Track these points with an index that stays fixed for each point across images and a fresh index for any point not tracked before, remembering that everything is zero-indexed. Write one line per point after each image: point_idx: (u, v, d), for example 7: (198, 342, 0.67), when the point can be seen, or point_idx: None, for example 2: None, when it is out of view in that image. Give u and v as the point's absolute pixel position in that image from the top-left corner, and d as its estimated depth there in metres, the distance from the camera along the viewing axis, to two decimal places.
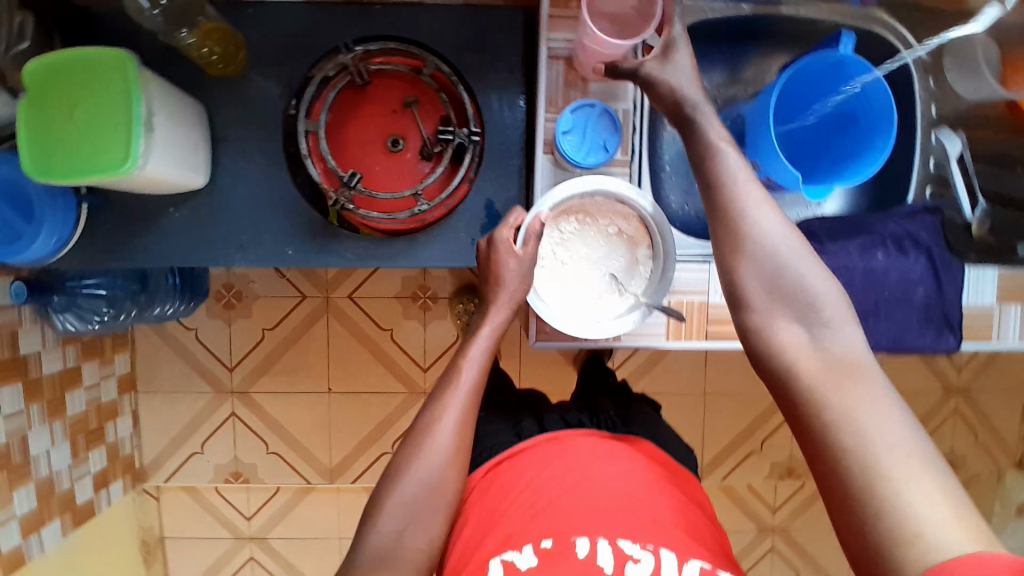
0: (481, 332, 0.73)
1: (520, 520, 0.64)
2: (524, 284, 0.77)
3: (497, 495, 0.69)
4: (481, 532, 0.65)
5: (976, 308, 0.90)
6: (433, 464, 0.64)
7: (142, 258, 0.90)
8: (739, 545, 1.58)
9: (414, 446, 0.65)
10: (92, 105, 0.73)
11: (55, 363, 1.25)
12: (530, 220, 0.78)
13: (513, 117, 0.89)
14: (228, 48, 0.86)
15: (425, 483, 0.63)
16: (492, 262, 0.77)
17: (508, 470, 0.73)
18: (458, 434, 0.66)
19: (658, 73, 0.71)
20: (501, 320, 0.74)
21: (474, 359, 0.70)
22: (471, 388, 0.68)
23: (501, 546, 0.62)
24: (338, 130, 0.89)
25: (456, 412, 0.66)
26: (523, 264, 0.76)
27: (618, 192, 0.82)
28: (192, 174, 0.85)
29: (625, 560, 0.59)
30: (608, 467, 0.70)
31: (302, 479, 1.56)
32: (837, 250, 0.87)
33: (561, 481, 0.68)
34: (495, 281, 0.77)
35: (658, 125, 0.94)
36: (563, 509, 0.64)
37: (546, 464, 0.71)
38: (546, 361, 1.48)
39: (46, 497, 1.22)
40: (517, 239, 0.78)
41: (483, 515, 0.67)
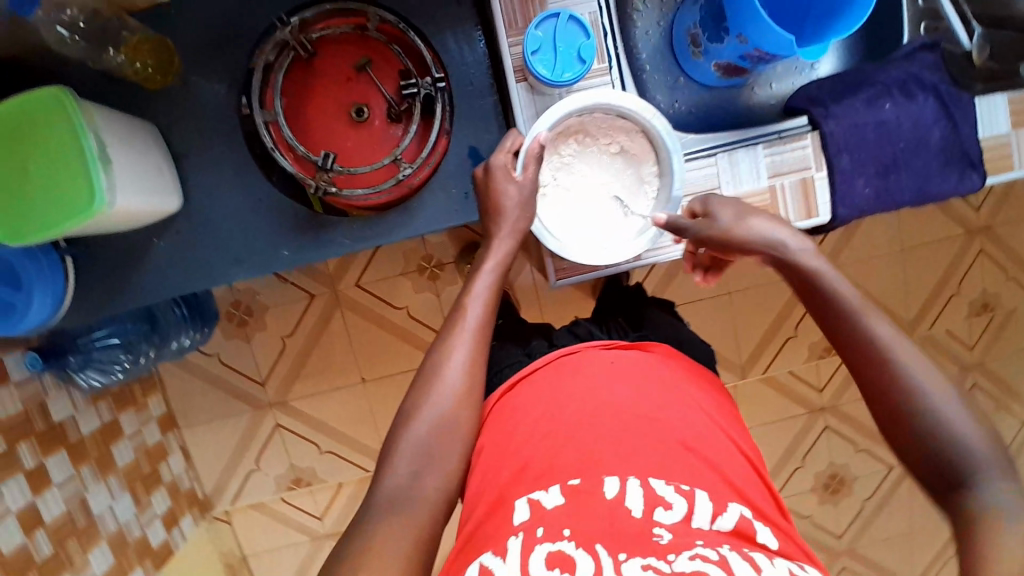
0: (485, 267, 0.74)
1: (544, 453, 0.63)
2: (523, 211, 0.75)
3: (516, 422, 0.68)
4: (498, 465, 0.65)
5: (992, 141, 0.84)
6: (445, 400, 0.66)
7: (140, 296, 0.87)
8: (796, 430, 1.59)
9: (427, 383, 0.67)
10: (38, 151, 0.68)
11: (93, 420, 1.25)
12: (528, 143, 0.76)
13: (474, 55, 0.84)
14: (160, 57, 0.81)
15: (436, 418, 0.65)
16: (491, 190, 0.76)
17: (525, 394, 0.71)
18: (469, 369, 0.68)
19: (704, 216, 0.74)
20: (503, 252, 0.74)
21: (478, 295, 0.72)
22: (477, 327, 0.70)
23: (525, 484, 0.61)
24: (297, 114, 0.85)
25: (466, 347, 0.69)
26: (524, 189, 0.75)
27: (617, 105, 0.77)
28: (164, 199, 0.81)
29: (657, 505, 0.58)
30: (634, 388, 0.68)
31: (361, 470, 1.58)
32: (843, 111, 0.81)
33: (585, 406, 0.66)
34: (496, 213, 0.76)
35: (627, 20, 0.88)
36: (589, 443, 0.62)
37: (566, 388, 0.69)
38: (566, 299, 1.46)
39: (122, 549, 1.24)
40: (515, 166, 0.77)
41: (503, 443, 0.67)
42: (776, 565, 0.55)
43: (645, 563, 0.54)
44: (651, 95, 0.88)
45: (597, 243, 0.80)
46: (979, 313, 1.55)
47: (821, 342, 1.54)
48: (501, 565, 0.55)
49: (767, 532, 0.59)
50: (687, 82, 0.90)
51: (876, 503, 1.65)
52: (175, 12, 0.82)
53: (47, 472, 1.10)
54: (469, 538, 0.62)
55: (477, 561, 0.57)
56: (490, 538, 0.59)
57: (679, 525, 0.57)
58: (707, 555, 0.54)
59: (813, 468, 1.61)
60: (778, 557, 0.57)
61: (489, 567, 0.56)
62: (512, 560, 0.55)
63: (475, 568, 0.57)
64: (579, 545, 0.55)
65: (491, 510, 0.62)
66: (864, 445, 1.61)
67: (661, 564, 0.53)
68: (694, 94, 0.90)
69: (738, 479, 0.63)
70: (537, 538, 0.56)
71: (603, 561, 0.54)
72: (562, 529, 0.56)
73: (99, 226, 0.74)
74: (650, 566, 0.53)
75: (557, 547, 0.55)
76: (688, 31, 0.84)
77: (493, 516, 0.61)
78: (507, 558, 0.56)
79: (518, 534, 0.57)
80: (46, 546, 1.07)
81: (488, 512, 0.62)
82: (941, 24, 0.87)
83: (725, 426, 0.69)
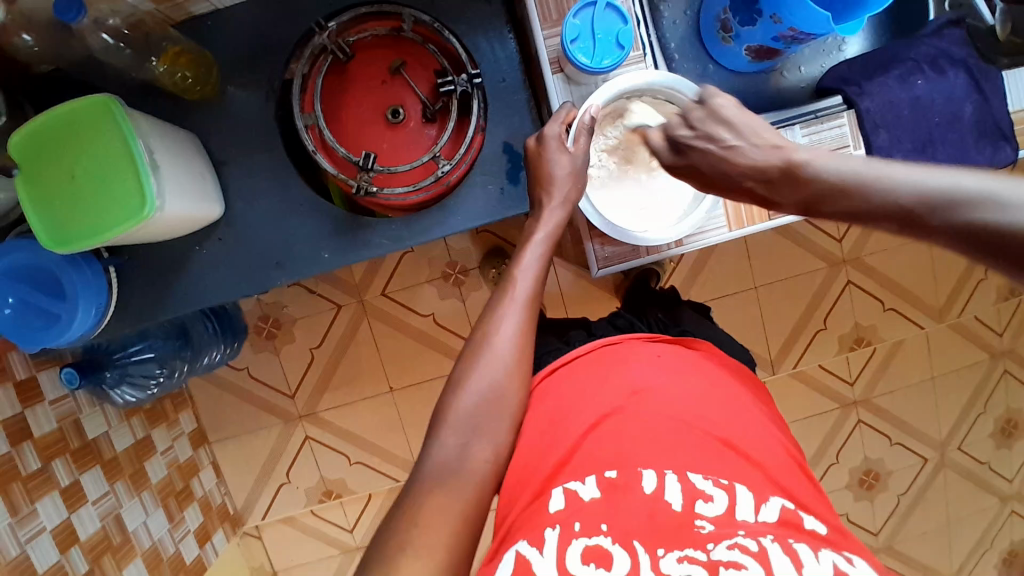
0: (535, 237, 0.75)
1: (584, 445, 0.64)
2: (573, 182, 0.76)
3: (554, 413, 0.68)
4: (541, 452, 0.65)
5: (1022, 112, 0.85)
6: (497, 369, 0.67)
7: (182, 304, 0.88)
8: (830, 424, 1.57)
9: (477, 352, 0.69)
10: (91, 159, 0.70)
11: (126, 437, 1.25)
12: (579, 115, 0.76)
13: (506, 52, 0.85)
14: (199, 68, 0.82)
15: (487, 390, 0.66)
16: (543, 158, 0.76)
17: (563, 385, 0.72)
18: (520, 340, 0.69)
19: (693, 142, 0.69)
20: (555, 220, 0.75)
21: (528, 267, 0.73)
22: (527, 299, 0.71)
23: (562, 474, 0.62)
24: (335, 117, 0.87)
25: (516, 318, 0.70)
26: (577, 160, 0.76)
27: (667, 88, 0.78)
28: (208, 206, 0.82)
29: (698, 498, 0.58)
30: (674, 382, 0.68)
31: (391, 480, 1.57)
32: (876, 88, 0.82)
33: (625, 399, 0.66)
34: (547, 183, 0.76)
35: (654, 9, 0.89)
36: (629, 437, 0.63)
37: (604, 382, 0.69)
38: (592, 299, 1.46)
39: (157, 564, 1.23)
40: (567, 138, 0.77)
41: (543, 432, 0.67)
42: (821, 557, 0.53)
43: (681, 556, 0.54)
44: None
45: (640, 224, 0.81)
46: (1007, 298, 1.55)
47: (850, 334, 1.53)
48: (539, 556, 0.55)
49: (812, 521, 0.59)
50: (716, 68, 0.90)
51: (913, 497, 1.62)
52: (212, 24, 0.84)
53: (82, 488, 1.10)
54: (511, 525, 0.62)
55: (513, 549, 0.57)
56: (527, 526, 0.59)
57: (721, 517, 0.57)
58: (746, 545, 0.53)
59: (848, 464, 1.59)
60: (824, 547, 0.55)
61: (525, 556, 0.56)
62: (550, 552, 0.55)
63: (511, 555, 0.57)
64: (616, 541, 0.56)
65: (533, 498, 0.62)
66: (899, 437, 1.59)
67: (699, 554, 0.53)
68: (722, 79, 0.90)
69: (780, 476, 0.63)
70: (574, 532, 0.56)
71: (641, 558, 0.54)
72: (599, 524, 0.57)
73: (150, 232, 0.76)
74: (686, 558, 0.54)
75: (595, 542, 0.55)
76: (717, 17, 0.85)
77: (533, 503, 0.61)
78: (544, 550, 0.55)
79: (554, 526, 0.57)
80: (83, 563, 1.06)
81: (533, 497, 0.62)
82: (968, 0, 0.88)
83: (766, 426, 0.68)
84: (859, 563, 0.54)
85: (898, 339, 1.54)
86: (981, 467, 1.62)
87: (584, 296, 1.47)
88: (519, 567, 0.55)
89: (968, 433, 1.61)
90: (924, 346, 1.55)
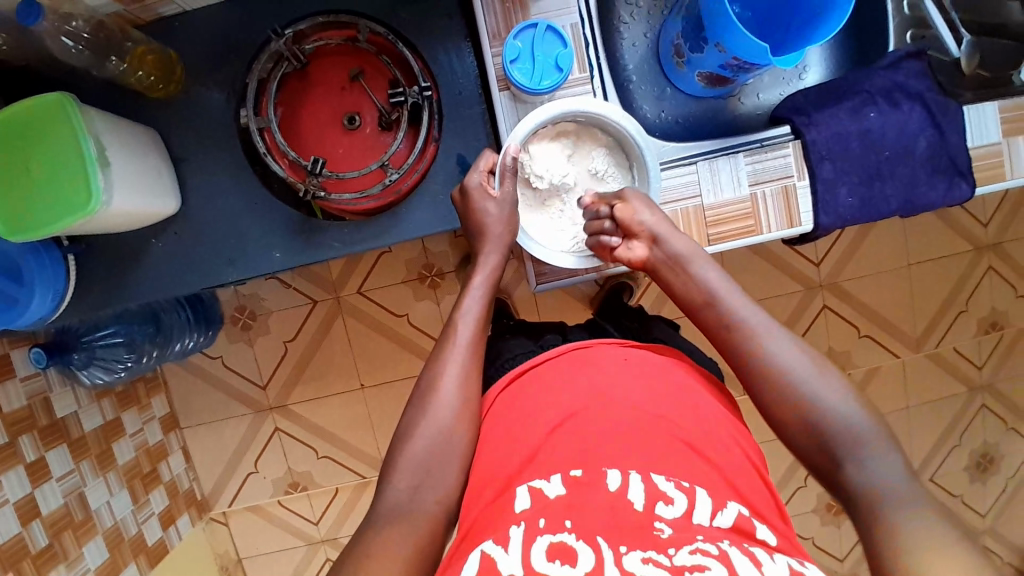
0: (474, 284, 0.77)
1: (546, 444, 0.63)
2: (508, 224, 0.79)
3: (517, 416, 0.68)
4: (501, 452, 0.65)
5: (983, 149, 0.84)
6: (441, 419, 0.67)
7: (138, 294, 0.89)
8: None
9: (421, 404, 0.68)
10: (43, 153, 0.72)
11: (95, 417, 1.27)
12: (502, 157, 0.78)
13: (463, 65, 0.86)
14: (163, 67, 0.85)
15: (434, 436, 0.66)
16: (471, 211, 0.79)
17: (523, 392, 0.71)
18: (462, 386, 0.69)
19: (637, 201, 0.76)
20: (494, 264, 0.78)
21: (470, 310, 0.74)
22: (470, 341, 0.72)
23: (527, 476, 0.61)
24: (291, 122, 0.89)
25: (459, 360, 0.71)
26: (502, 207, 0.78)
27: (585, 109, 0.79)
28: (162, 201, 0.84)
29: (659, 499, 0.57)
30: (635, 384, 0.68)
31: (358, 476, 1.58)
32: (825, 119, 0.83)
33: (589, 400, 0.66)
34: (479, 230, 0.79)
35: (615, 32, 0.92)
36: (592, 437, 0.62)
37: (569, 383, 0.69)
38: (563, 309, 1.47)
39: (117, 544, 1.25)
40: (491, 182, 0.80)
41: (504, 437, 0.67)
42: (776, 557, 0.54)
43: (645, 556, 0.52)
44: (636, 105, 0.91)
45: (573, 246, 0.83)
46: (987, 331, 1.52)
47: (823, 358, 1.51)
48: (504, 554, 0.53)
49: (764, 529, 0.59)
50: (674, 92, 0.93)
51: None
52: (180, 24, 0.86)
53: (46, 465, 1.13)
54: (469, 528, 0.60)
55: (478, 548, 0.55)
56: (492, 526, 0.57)
57: (680, 520, 0.56)
58: (707, 549, 0.52)
59: (815, 488, 1.56)
60: (778, 552, 0.56)
61: (490, 555, 0.53)
62: (515, 550, 0.53)
63: (475, 556, 0.54)
64: (579, 537, 0.53)
65: (495, 496, 0.61)
66: None
67: (661, 558, 0.52)
68: (679, 103, 0.93)
69: (738, 481, 0.63)
70: (538, 528, 0.54)
71: (605, 553, 0.52)
72: (563, 521, 0.55)
73: (100, 226, 0.77)
74: (650, 559, 0.51)
75: (558, 539, 0.53)
76: (672, 42, 0.87)
77: (496, 503, 0.60)
78: (509, 548, 0.53)
79: (520, 524, 0.55)
80: (42, 538, 1.09)
81: (491, 500, 0.61)
82: (928, 32, 0.88)
83: (728, 426, 0.68)
84: (812, 568, 0.55)
85: (873, 365, 1.51)
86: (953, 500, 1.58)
87: (556, 305, 1.46)
88: (484, 567, 0.52)
89: (938, 467, 1.56)
90: (900, 375, 1.51)
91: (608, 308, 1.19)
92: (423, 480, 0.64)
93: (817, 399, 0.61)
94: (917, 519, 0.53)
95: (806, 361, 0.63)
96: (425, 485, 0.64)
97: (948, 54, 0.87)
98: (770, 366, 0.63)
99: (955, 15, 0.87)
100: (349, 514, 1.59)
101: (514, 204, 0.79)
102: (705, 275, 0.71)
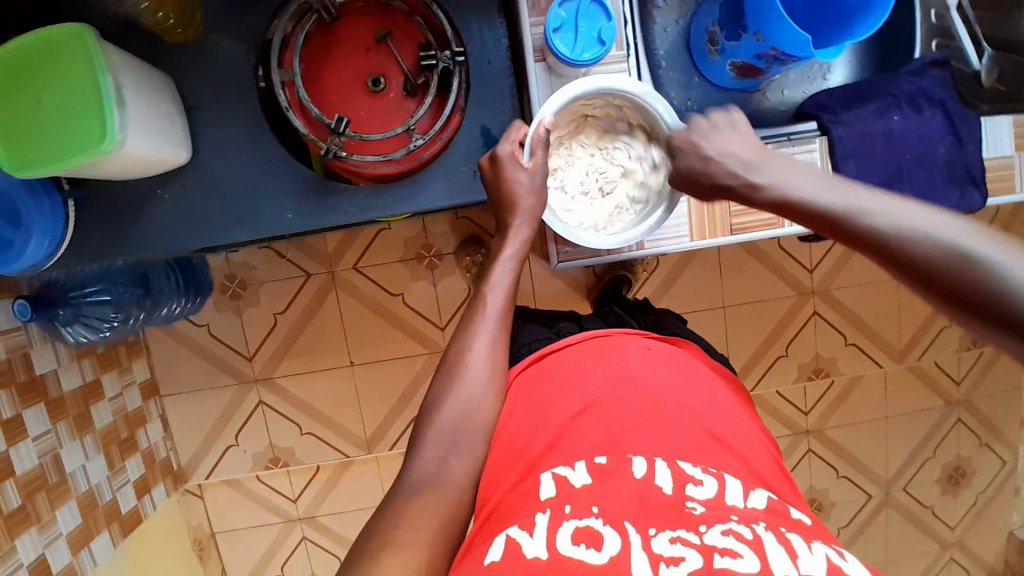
0: (505, 254, 0.76)
1: (570, 428, 0.63)
2: (538, 197, 0.78)
3: (537, 401, 0.68)
4: (526, 436, 0.64)
5: (997, 161, 0.85)
6: (470, 388, 0.66)
7: (137, 247, 0.86)
8: (779, 449, 1.56)
9: (450, 372, 0.68)
10: (55, 87, 0.69)
11: (74, 378, 1.22)
12: (532, 130, 0.78)
13: (495, 37, 0.85)
14: (182, 10, 0.82)
15: (457, 406, 0.65)
16: (502, 181, 0.78)
17: (542, 378, 0.71)
18: (493, 353, 0.69)
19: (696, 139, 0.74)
20: (524, 236, 0.77)
21: (499, 283, 0.74)
22: (501, 313, 0.72)
23: (552, 463, 0.60)
24: (314, 77, 0.86)
25: (488, 332, 0.70)
26: (534, 177, 0.77)
27: (622, 87, 0.78)
28: (175, 150, 0.81)
29: (688, 482, 0.57)
30: (659, 375, 0.68)
31: (340, 455, 1.54)
32: (853, 119, 0.83)
33: (615, 387, 0.66)
34: (509, 202, 0.77)
35: (647, 16, 0.92)
36: (616, 423, 0.62)
37: (591, 371, 0.69)
38: (561, 298, 1.44)
39: (90, 511, 1.20)
40: (522, 153, 0.79)
41: (528, 421, 0.66)
42: (813, 548, 0.51)
43: (673, 537, 0.51)
44: (664, 90, 0.91)
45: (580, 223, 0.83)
46: (968, 348, 1.55)
47: (810, 364, 1.52)
48: (529, 539, 0.51)
49: (797, 510, 0.59)
50: (701, 81, 0.93)
51: (855, 530, 1.62)
52: None
53: (23, 424, 1.08)
54: (493, 510, 0.59)
55: (503, 533, 0.54)
56: (515, 513, 0.56)
57: (712, 500, 0.56)
58: (740, 531, 0.51)
59: None
60: (816, 539, 0.54)
61: (515, 539, 0.52)
62: (540, 534, 0.52)
63: (500, 540, 0.53)
64: (606, 522, 0.53)
65: (517, 480, 0.60)
66: (846, 473, 1.58)
67: (692, 536, 0.51)
68: (705, 93, 0.93)
69: (762, 471, 0.63)
70: (564, 515, 0.53)
71: (632, 537, 0.52)
72: (590, 506, 0.54)
73: (109, 169, 0.74)
74: (679, 538, 0.51)
75: (586, 523, 0.52)
76: (706, 30, 0.87)
77: (520, 486, 0.59)
78: (534, 533, 0.52)
79: (545, 511, 0.54)
80: (15, 498, 1.04)
81: (514, 483, 0.60)
82: (953, 43, 0.89)
83: (748, 420, 0.69)
84: (850, 557, 0.52)
85: (858, 373, 1.53)
86: (924, 508, 1.62)
87: (554, 293, 1.44)
88: (509, 550, 0.51)
89: (914, 475, 1.60)
90: (882, 385, 1.55)
91: (611, 300, 1.18)
92: (441, 448, 0.63)
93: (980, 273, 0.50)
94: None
95: (960, 228, 0.52)
96: (446, 456, 0.63)
97: (970, 66, 0.88)
98: (907, 244, 0.54)
99: (979, 28, 0.89)
100: (329, 494, 1.56)
101: (544, 176, 0.78)
102: (805, 189, 0.64)
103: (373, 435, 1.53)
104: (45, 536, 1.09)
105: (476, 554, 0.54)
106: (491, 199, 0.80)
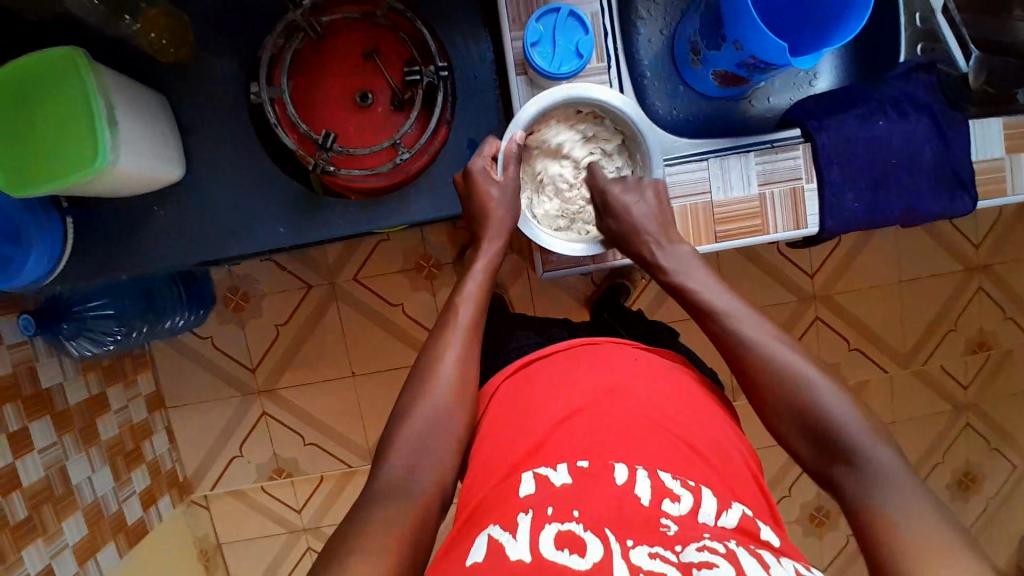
0: (476, 267, 0.77)
1: (551, 434, 0.63)
2: (508, 209, 0.79)
3: (521, 404, 0.68)
4: (505, 440, 0.65)
5: (986, 164, 0.85)
6: (439, 399, 0.67)
7: (134, 262, 0.88)
8: (783, 457, 1.55)
9: (421, 381, 0.68)
10: (50, 108, 0.71)
11: (80, 391, 1.24)
12: (504, 145, 0.79)
13: (480, 52, 0.88)
14: (175, 32, 0.85)
15: (428, 416, 0.66)
16: (474, 191, 0.79)
17: (524, 383, 0.72)
18: (462, 364, 0.70)
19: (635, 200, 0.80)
20: (493, 252, 0.78)
21: (470, 295, 0.75)
22: (469, 325, 0.73)
23: (533, 466, 0.60)
24: (302, 94, 0.87)
25: (457, 346, 0.71)
26: (505, 191, 0.79)
27: (600, 99, 0.79)
28: (168, 167, 0.83)
29: (665, 496, 0.57)
30: (641, 385, 0.68)
31: (344, 465, 1.55)
32: (836, 125, 0.83)
33: (597, 395, 0.66)
34: (483, 216, 0.79)
35: (632, 27, 0.93)
36: (596, 431, 0.62)
37: (576, 378, 0.69)
38: (559, 307, 1.45)
39: (96, 522, 1.22)
40: (493, 168, 0.81)
41: (508, 426, 0.66)
42: (783, 561, 0.54)
43: (651, 551, 0.52)
44: (650, 100, 0.92)
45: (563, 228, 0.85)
46: (974, 351, 1.53)
47: None
48: (512, 540, 0.52)
49: (768, 531, 0.59)
50: (687, 91, 0.93)
51: None
52: None
53: (28, 436, 1.10)
54: (473, 509, 0.60)
55: (485, 532, 0.55)
56: (496, 512, 0.57)
57: (685, 517, 0.56)
58: (716, 547, 0.52)
59: (800, 498, 1.56)
60: (786, 558, 0.56)
61: (497, 540, 0.53)
62: (523, 536, 0.52)
63: (482, 540, 0.54)
64: (587, 527, 0.53)
65: (497, 482, 0.61)
66: None
67: (669, 554, 0.52)
68: (691, 102, 0.94)
69: (737, 485, 0.63)
70: (547, 516, 0.54)
71: (612, 544, 0.52)
72: (571, 510, 0.55)
73: (104, 187, 0.76)
74: (658, 554, 0.52)
75: (567, 527, 0.53)
76: (689, 40, 0.88)
77: (499, 489, 0.60)
78: (517, 534, 0.53)
79: (528, 510, 0.55)
80: (20, 510, 1.06)
81: (495, 485, 0.61)
82: (939, 46, 0.89)
83: (727, 430, 0.69)
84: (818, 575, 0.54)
85: (862, 378, 1.52)
86: None
87: (553, 302, 1.45)
88: (491, 552, 0.52)
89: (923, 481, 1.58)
90: (887, 390, 1.53)
91: (606, 308, 1.19)
92: (421, 457, 0.64)
93: (793, 384, 0.62)
94: (920, 511, 0.52)
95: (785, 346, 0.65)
96: (428, 465, 0.64)
97: (956, 68, 0.87)
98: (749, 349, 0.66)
99: (965, 31, 0.87)
100: (333, 503, 1.56)
101: (516, 189, 0.80)
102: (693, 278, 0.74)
103: (375, 445, 1.54)
104: (50, 547, 1.11)
105: (456, 555, 0.55)
106: (466, 211, 0.82)
